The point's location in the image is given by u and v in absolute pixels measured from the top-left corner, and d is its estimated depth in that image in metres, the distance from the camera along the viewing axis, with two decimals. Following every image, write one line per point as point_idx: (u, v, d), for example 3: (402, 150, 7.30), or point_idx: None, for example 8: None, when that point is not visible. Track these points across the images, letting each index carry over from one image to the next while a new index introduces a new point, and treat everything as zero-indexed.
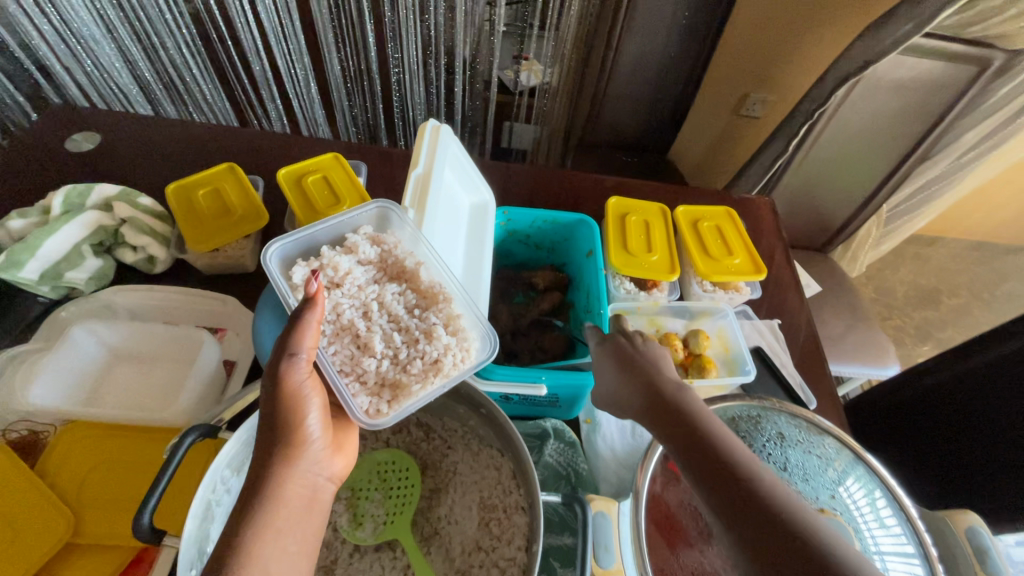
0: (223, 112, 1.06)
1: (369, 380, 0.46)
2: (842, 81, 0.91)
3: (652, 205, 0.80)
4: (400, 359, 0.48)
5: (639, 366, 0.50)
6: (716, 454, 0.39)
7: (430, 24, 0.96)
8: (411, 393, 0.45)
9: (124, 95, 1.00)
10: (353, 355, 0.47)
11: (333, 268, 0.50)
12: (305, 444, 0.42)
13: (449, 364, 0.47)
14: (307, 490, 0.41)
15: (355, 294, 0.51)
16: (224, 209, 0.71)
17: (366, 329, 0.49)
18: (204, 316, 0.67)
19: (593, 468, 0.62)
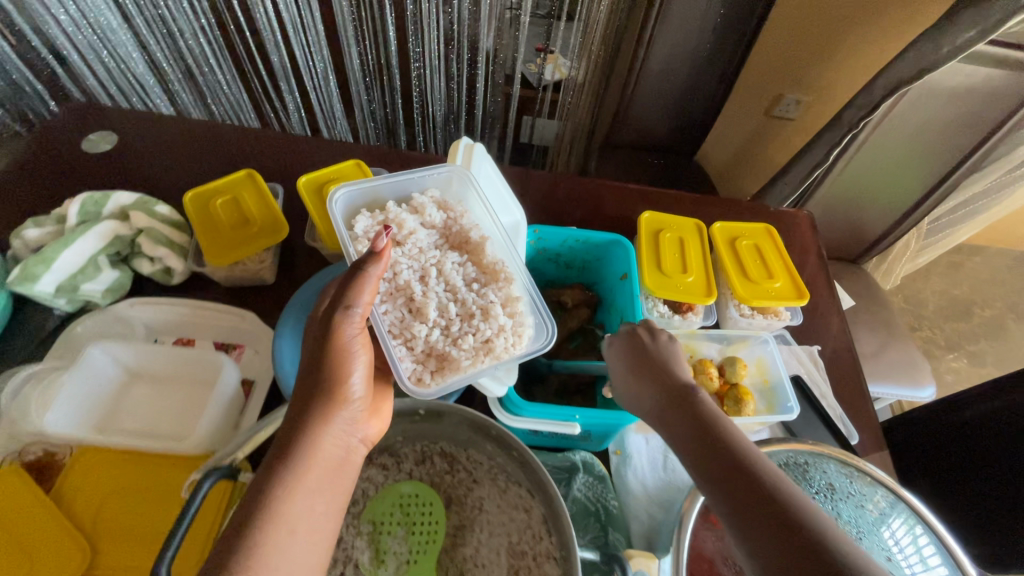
0: (241, 105, 1.03)
1: (417, 347, 0.51)
2: (892, 89, 0.86)
3: (687, 221, 0.76)
4: (451, 332, 0.52)
5: (653, 364, 0.53)
6: (728, 454, 0.43)
7: (454, 18, 0.91)
8: (457, 368, 0.50)
9: (143, 87, 0.97)
10: (404, 318, 0.53)
11: (397, 225, 0.57)
12: (347, 400, 0.48)
13: (500, 347, 0.51)
14: (339, 450, 0.47)
15: (416, 259, 0.56)
16: (244, 219, 0.68)
17: (423, 296, 0.54)
18: (224, 332, 0.65)
19: (624, 504, 0.59)
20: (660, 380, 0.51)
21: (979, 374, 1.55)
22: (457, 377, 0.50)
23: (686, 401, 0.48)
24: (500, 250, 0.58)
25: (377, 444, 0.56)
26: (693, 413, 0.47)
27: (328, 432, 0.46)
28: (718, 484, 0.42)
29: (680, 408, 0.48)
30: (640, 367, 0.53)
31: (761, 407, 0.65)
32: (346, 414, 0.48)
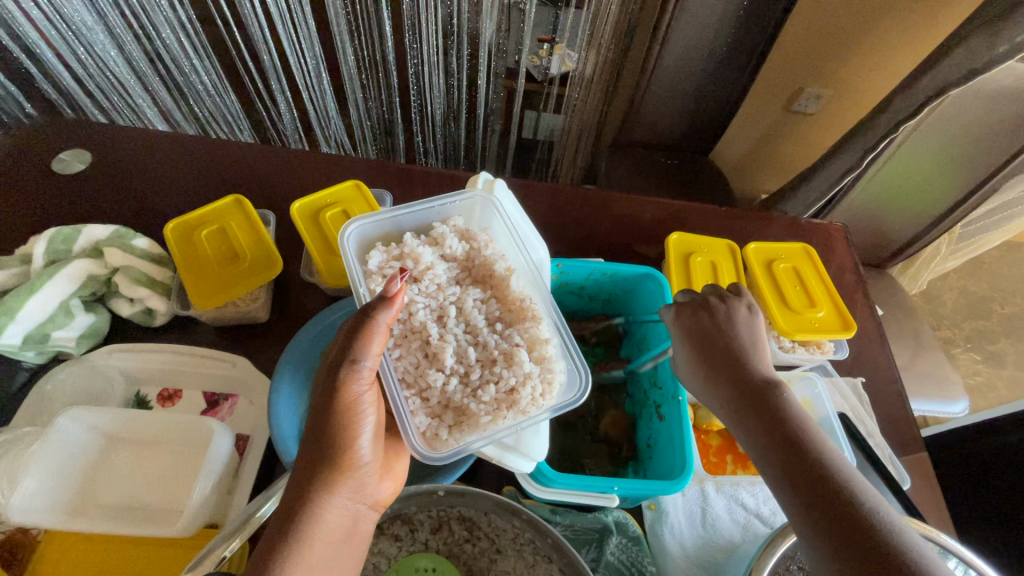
0: (229, 108, 0.95)
1: (432, 399, 0.45)
2: (937, 90, 0.79)
3: (718, 241, 0.70)
4: (470, 382, 0.46)
5: (718, 339, 0.47)
6: (801, 442, 0.38)
7: (456, 8, 0.83)
8: (477, 426, 0.43)
9: (121, 89, 0.88)
10: (418, 365, 0.46)
11: (413, 260, 0.49)
12: (353, 467, 0.41)
13: (526, 399, 0.44)
14: (346, 521, 0.40)
15: (432, 296, 0.49)
16: (233, 253, 0.62)
17: (439, 339, 0.47)
18: (214, 381, 0.58)
19: (661, 567, 0.54)
20: (725, 359, 0.46)
21: (1001, 375, 1.50)
22: (476, 436, 0.43)
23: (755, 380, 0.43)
24: (527, 283, 0.51)
25: (388, 513, 0.50)
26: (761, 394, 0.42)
27: (332, 504, 0.40)
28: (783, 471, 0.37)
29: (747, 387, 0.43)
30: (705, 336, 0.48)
31: None
32: (351, 482, 0.41)
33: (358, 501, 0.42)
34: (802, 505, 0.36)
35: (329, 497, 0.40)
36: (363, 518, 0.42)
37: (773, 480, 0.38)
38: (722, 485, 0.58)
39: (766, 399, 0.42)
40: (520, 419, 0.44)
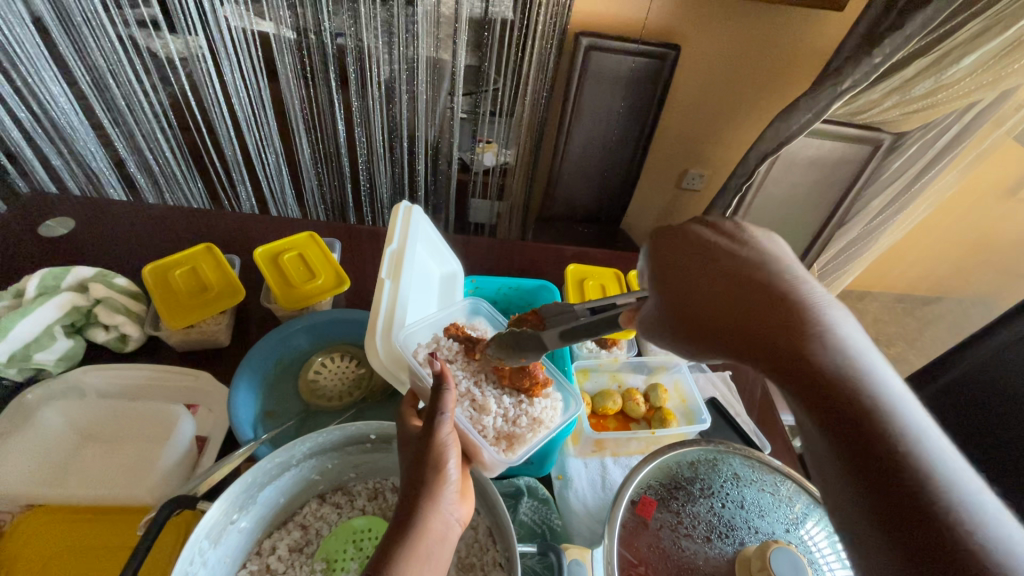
0: (195, 194, 1.10)
1: (489, 433, 0.52)
2: (761, 158, 1.06)
3: (606, 270, 0.88)
4: (511, 413, 0.54)
5: (695, 262, 0.39)
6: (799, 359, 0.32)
7: (396, 112, 1.05)
8: (526, 440, 0.53)
9: (97, 178, 1.02)
10: (474, 415, 0.53)
11: (447, 347, 0.56)
12: (445, 485, 0.41)
13: (549, 418, 0.55)
14: (443, 530, 0.39)
15: (469, 367, 0.56)
16: (203, 287, 0.74)
17: (481, 392, 0.55)
18: (179, 392, 0.67)
19: (567, 523, 0.63)
20: (720, 284, 0.36)
21: None
22: (525, 450, 0.53)
23: (792, 325, 0.33)
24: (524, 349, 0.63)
25: (330, 483, 0.58)
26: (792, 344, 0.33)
27: (437, 512, 0.40)
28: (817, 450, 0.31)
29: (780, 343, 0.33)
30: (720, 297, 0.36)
31: (683, 423, 0.74)
32: (449, 490, 0.42)
33: (451, 515, 0.41)
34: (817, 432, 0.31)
35: (430, 510, 0.39)
36: (456, 534, 0.40)
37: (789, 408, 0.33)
38: (619, 458, 0.70)
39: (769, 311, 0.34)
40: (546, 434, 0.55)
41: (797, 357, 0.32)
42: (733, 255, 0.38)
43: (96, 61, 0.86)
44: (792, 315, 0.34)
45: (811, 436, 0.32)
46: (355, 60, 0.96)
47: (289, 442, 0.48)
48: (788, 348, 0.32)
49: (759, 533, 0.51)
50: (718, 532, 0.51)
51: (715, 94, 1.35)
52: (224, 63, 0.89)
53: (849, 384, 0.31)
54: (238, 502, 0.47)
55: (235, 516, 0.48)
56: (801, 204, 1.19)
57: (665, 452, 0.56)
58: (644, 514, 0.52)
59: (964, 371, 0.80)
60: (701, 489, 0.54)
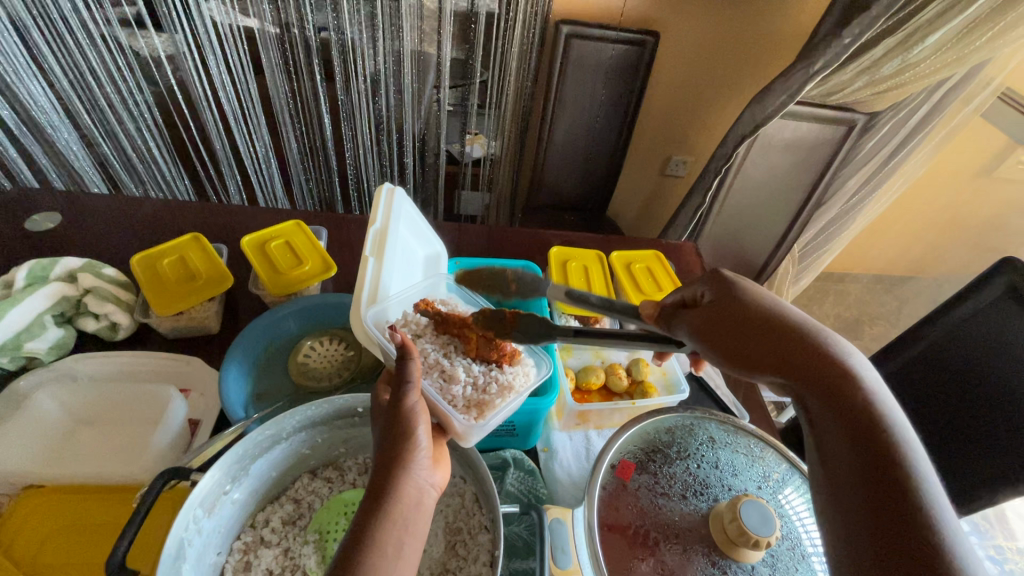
0: (182, 189, 1.11)
1: (459, 402, 0.52)
2: (739, 140, 1.08)
3: (589, 252, 0.90)
4: (481, 380, 0.54)
5: (737, 304, 0.49)
6: (836, 387, 0.41)
7: (381, 104, 1.06)
8: (495, 405, 0.52)
9: (82, 178, 1.02)
10: (443, 385, 0.53)
11: (415, 322, 0.56)
12: (415, 454, 0.44)
13: (520, 384, 0.55)
14: (417, 492, 0.43)
15: (439, 340, 0.56)
16: (191, 275, 0.75)
17: (451, 363, 0.54)
18: (170, 377, 0.68)
19: (553, 491, 0.65)
20: (764, 327, 0.46)
21: None
22: (498, 414, 0.52)
23: (836, 364, 0.42)
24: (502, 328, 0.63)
25: (320, 459, 0.60)
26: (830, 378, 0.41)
27: (410, 478, 0.43)
28: (834, 451, 0.38)
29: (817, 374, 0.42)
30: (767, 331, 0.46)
31: (663, 393, 0.76)
32: (421, 457, 0.45)
33: (424, 481, 0.44)
34: (835, 438, 0.39)
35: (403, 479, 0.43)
36: (430, 495, 0.44)
37: (817, 423, 0.41)
38: (602, 430, 0.73)
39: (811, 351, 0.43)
40: (518, 399, 0.54)
41: (829, 381, 0.41)
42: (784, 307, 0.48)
43: (79, 59, 0.86)
44: (837, 356, 0.42)
45: (829, 441, 0.39)
46: (340, 53, 0.96)
47: (277, 416, 0.50)
48: (825, 374, 0.41)
49: (732, 490, 0.54)
50: (694, 490, 0.53)
51: (696, 80, 1.37)
52: (209, 58, 0.90)
53: (875, 410, 0.38)
54: (230, 473, 0.48)
55: (227, 487, 0.49)
56: (780, 185, 1.21)
57: (644, 419, 0.58)
58: (623, 476, 0.54)
59: (935, 341, 0.83)
60: (678, 451, 0.56)
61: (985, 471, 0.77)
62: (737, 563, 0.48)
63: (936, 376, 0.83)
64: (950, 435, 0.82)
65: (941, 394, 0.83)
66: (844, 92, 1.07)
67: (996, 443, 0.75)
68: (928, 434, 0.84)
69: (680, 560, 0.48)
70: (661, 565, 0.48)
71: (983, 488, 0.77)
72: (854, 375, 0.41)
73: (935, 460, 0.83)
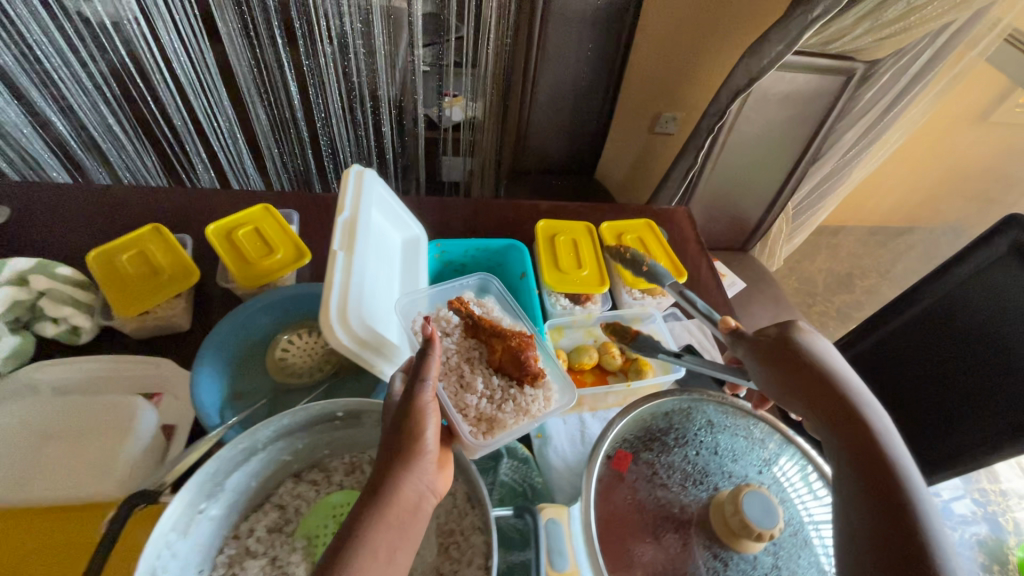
0: (151, 169, 1.05)
1: (469, 413, 0.56)
2: (733, 96, 1.02)
3: (578, 224, 0.86)
4: (496, 396, 0.58)
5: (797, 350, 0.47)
6: (868, 445, 0.39)
7: (352, 67, 0.97)
8: (505, 426, 0.56)
9: (32, 156, 0.93)
10: (459, 392, 0.57)
11: (445, 321, 0.63)
12: (422, 454, 0.42)
13: (536, 409, 0.57)
14: (415, 495, 0.40)
15: (465, 344, 0.62)
16: (154, 270, 0.70)
17: (470, 370, 0.60)
18: (141, 382, 0.64)
19: (548, 480, 0.63)
20: (814, 378, 0.45)
21: None
22: (505, 434, 0.55)
23: (875, 427, 0.40)
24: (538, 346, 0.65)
25: (304, 462, 0.58)
26: (868, 445, 0.39)
27: (410, 478, 0.41)
28: (854, 503, 0.37)
29: (857, 436, 0.40)
30: (824, 386, 0.44)
31: (659, 372, 0.74)
32: (426, 457, 0.43)
33: (426, 484, 0.42)
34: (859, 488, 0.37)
35: (405, 478, 0.41)
36: (431, 500, 0.42)
37: (843, 476, 0.39)
38: (597, 412, 0.71)
39: (853, 411, 0.41)
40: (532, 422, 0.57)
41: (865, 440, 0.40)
42: (843, 364, 0.46)
43: (24, 29, 0.76)
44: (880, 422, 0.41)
45: (851, 494, 0.38)
46: (301, 14, 0.87)
47: (253, 427, 0.46)
48: (861, 432, 0.40)
49: (733, 477, 0.52)
50: (693, 479, 0.51)
51: (686, 28, 1.28)
52: (160, 29, 0.81)
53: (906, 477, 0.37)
54: (203, 492, 0.45)
55: (202, 505, 0.46)
56: (775, 141, 1.16)
57: (642, 403, 0.56)
58: (619, 467, 0.52)
59: (935, 302, 0.81)
60: (677, 438, 0.54)
61: (983, 433, 0.76)
62: (738, 554, 0.46)
63: (935, 337, 0.82)
64: (947, 396, 0.81)
65: (940, 355, 0.81)
66: (845, 40, 0.99)
67: (992, 405, 0.74)
68: (925, 395, 0.84)
69: (680, 551, 0.47)
70: (662, 559, 0.47)
71: (976, 450, 0.76)
72: (894, 443, 0.39)
73: (933, 421, 0.83)
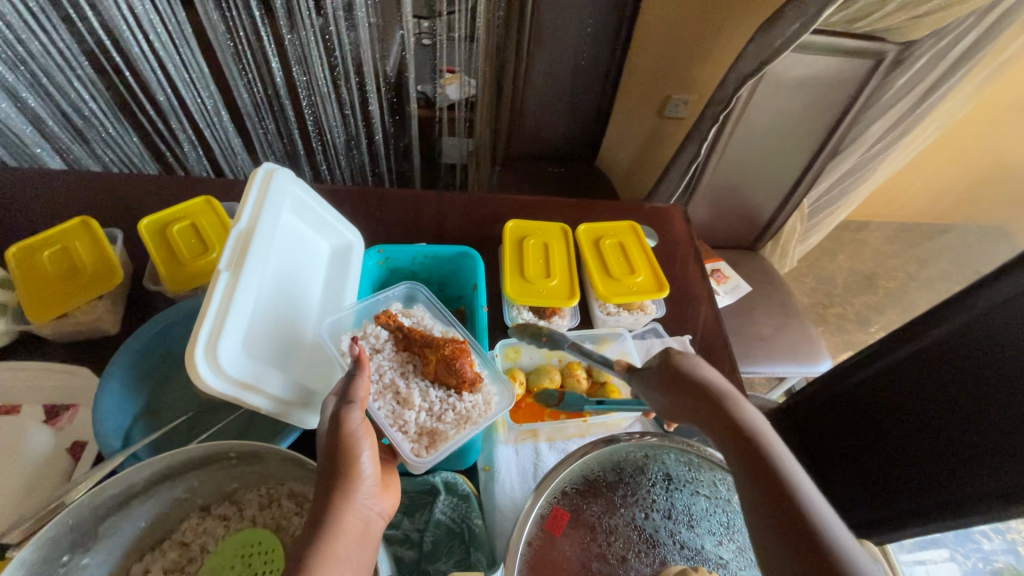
0: (136, 153, 0.92)
1: (409, 429, 0.48)
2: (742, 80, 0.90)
3: (552, 226, 0.78)
4: (437, 407, 0.50)
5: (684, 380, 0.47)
6: (764, 467, 0.39)
7: (336, 43, 0.81)
8: (447, 437, 0.48)
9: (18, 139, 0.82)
10: (395, 410, 0.49)
11: (374, 336, 0.54)
12: (362, 480, 0.38)
13: (477, 413, 0.50)
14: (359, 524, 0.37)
15: (397, 357, 0.53)
16: (75, 269, 0.64)
17: (406, 384, 0.51)
18: (53, 392, 0.59)
19: (490, 521, 0.56)
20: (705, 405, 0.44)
21: None
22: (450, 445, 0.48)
23: (766, 446, 0.40)
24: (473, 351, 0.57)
25: (211, 495, 0.52)
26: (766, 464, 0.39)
27: (352, 511, 0.37)
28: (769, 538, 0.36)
29: (758, 457, 0.39)
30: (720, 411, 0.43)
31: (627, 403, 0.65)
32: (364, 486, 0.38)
33: (368, 513, 0.38)
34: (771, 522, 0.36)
35: (346, 509, 0.36)
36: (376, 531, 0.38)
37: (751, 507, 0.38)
38: (556, 442, 0.63)
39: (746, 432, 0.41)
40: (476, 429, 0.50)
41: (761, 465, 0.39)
42: (719, 378, 0.46)
43: None
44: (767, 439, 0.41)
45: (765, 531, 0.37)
46: None
47: (116, 476, 0.40)
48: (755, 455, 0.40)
49: (685, 549, 0.44)
50: (637, 550, 0.44)
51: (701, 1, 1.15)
52: None
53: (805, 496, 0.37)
54: (59, 546, 0.40)
55: (66, 554, 0.42)
56: (791, 131, 1.04)
57: (591, 450, 0.48)
58: (554, 530, 0.45)
59: None
60: (625, 495, 0.47)
61: None
62: None
63: None
64: None
65: None
66: (870, 20, 0.88)
67: None
68: None
69: None
70: None
71: None
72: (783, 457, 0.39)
73: None
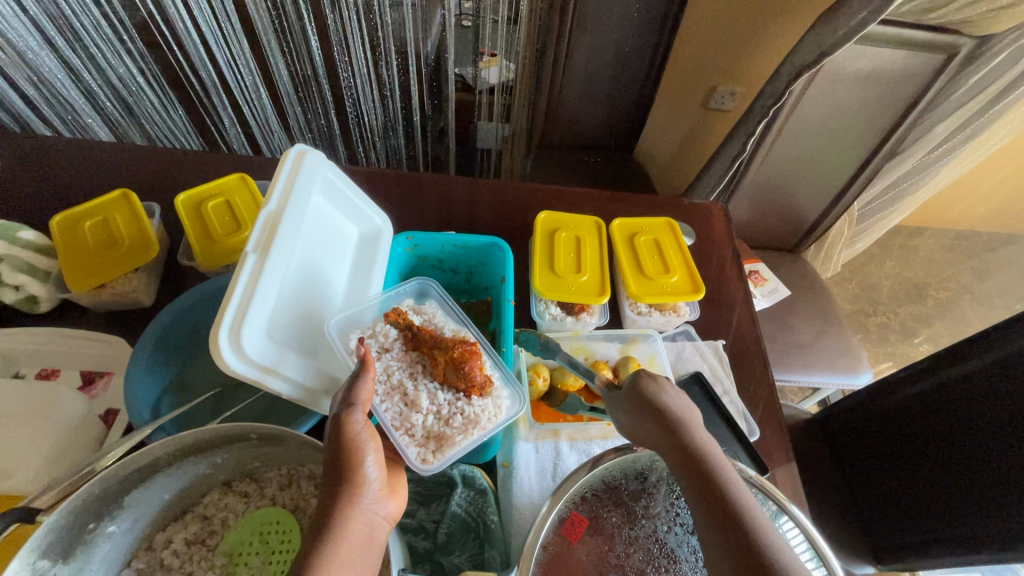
0: (182, 132, 0.93)
1: (416, 433, 0.48)
2: (796, 73, 0.84)
3: (586, 220, 0.76)
4: (445, 410, 0.49)
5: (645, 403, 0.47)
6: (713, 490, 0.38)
7: (378, 20, 0.79)
8: (454, 442, 0.48)
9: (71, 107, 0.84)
10: (402, 412, 0.49)
11: (383, 335, 0.53)
12: (365, 485, 0.38)
13: (487, 419, 0.49)
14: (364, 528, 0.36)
15: (406, 358, 0.52)
16: (113, 241, 0.66)
17: (414, 386, 0.50)
18: (88, 360, 0.61)
19: (506, 519, 0.55)
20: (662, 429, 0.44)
21: None
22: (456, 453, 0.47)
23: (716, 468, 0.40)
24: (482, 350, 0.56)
25: (233, 472, 0.52)
26: (714, 487, 0.38)
27: (356, 515, 0.36)
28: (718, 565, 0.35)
29: (705, 478, 0.39)
30: (675, 434, 0.43)
31: None
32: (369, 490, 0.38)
33: (374, 517, 0.37)
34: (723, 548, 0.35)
35: (349, 513, 0.36)
36: (383, 533, 0.38)
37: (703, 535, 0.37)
38: (576, 442, 0.62)
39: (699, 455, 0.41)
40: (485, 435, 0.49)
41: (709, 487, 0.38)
42: (676, 403, 0.46)
43: None
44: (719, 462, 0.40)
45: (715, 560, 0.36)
46: None
47: (142, 450, 0.41)
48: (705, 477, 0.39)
49: None
50: (656, 564, 0.42)
51: None
52: None
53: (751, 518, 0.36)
54: (87, 515, 0.41)
55: (93, 522, 0.42)
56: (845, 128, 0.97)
57: (616, 457, 0.46)
58: (571, 536, 0.43)
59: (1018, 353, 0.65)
60: (646, 507, 0.45)
61: None
62: None
63: None
64: None
65: None
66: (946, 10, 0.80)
67: None
68: None
69: None
70: None
71: None
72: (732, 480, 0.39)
73: None
